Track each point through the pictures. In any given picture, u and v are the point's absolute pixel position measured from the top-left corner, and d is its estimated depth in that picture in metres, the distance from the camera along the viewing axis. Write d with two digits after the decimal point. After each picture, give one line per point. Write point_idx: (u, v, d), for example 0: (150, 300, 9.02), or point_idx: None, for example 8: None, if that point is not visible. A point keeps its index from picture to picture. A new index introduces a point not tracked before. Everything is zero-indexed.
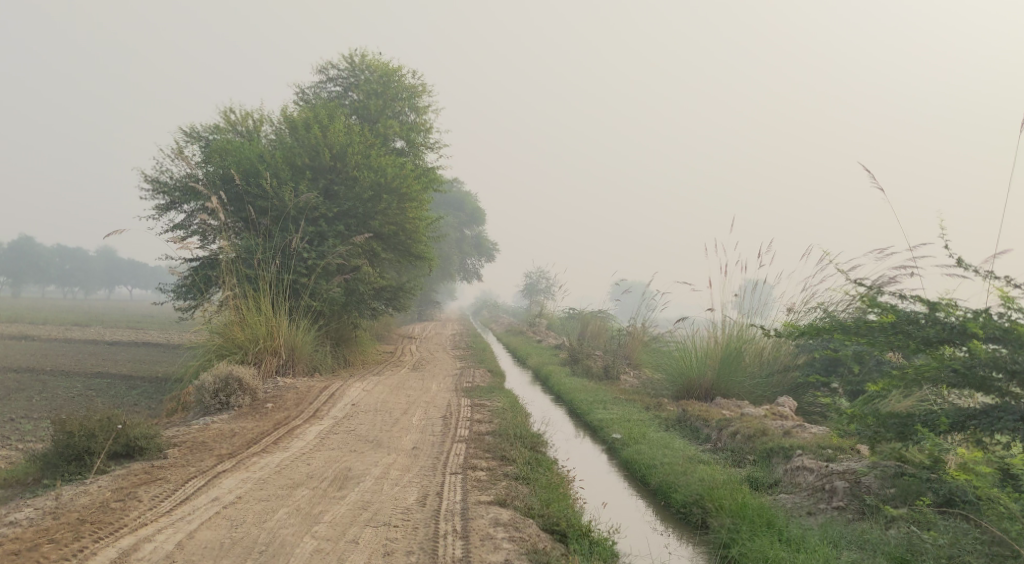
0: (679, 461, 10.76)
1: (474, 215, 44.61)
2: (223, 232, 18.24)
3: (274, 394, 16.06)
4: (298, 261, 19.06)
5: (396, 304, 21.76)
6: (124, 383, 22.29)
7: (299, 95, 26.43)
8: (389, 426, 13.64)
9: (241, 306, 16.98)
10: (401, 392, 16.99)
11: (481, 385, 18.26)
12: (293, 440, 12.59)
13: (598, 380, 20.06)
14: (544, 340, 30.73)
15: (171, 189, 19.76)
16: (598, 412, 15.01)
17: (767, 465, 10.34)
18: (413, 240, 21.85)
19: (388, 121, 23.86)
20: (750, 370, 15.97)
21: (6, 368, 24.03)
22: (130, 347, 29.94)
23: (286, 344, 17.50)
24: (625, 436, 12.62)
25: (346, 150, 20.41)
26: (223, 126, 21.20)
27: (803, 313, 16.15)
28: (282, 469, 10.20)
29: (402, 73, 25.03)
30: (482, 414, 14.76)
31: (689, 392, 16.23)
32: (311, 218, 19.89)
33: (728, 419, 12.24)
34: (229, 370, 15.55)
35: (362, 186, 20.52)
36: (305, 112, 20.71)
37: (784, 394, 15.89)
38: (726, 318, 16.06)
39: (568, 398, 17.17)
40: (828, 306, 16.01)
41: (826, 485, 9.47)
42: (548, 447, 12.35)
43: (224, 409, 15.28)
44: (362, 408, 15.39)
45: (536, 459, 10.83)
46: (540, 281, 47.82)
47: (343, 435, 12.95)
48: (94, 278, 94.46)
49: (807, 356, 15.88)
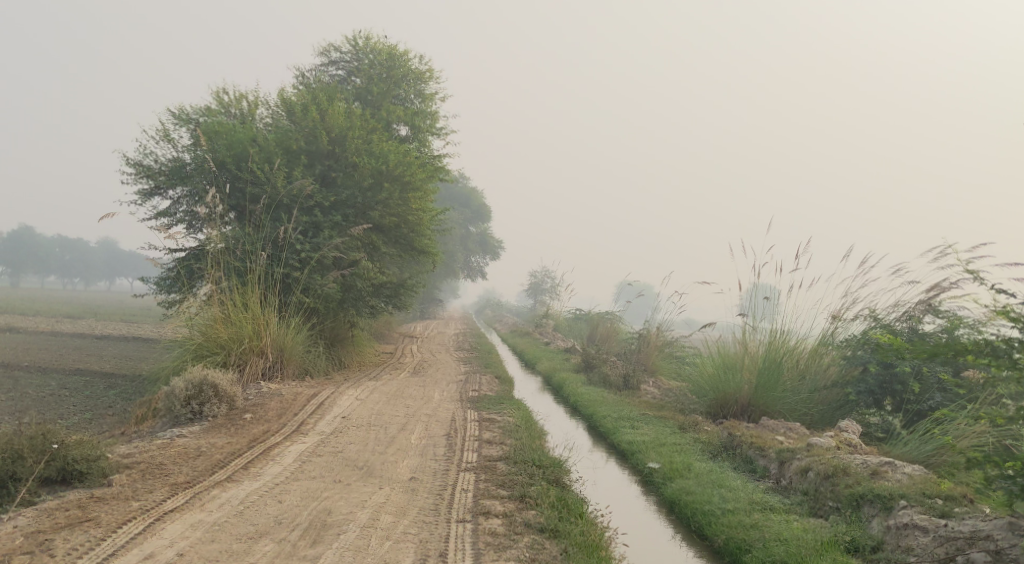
0: (745, 509, 9.04)
1: (480, 212, 42.39)
2: (212, 222, 16.16)
3: (255, 402, 13.98)
4: (290, 254, 17.01)
5: (397, 303, 19.56)
6: (102, 383, 20.15)
7: (298, 79, 24.29)
8: (383, 446, 11.54)
9: (226, 302, 14.93)
10: (399, 402, 14.89)
11: (489, 395, 16.12)
12: (269, 464, 10.53)
13: (615, 390, 17.79)
14: (550, 343, 28.63)
15: (155, 173, 17.51)
16: (626, 433, 12.90)
17: (860, 519, 8.55)
18: (416, 233, 19.73)
19: (390, 106, 21.75)
20: (792, 384, 13.67)
21: None
22: (118, 341, 27.87)
23: (274, 345, 15.38)
24: (666, 467, 10.57)
25: (345, 135, 18.27)
26: (214, 108, 19.11)
27: (848, 320, 13.73)
28: (247, 509, 8.45)
29: (408, 55, 22.89)
30: (492, 433, 12.66)
31: (723, 409, 14.01)
32: (305, 207, 17.76)
33: (790, 450, 10.13)
34: (203, 375, 13.44)
35: (363, 173, 18.39)
36: (304, 94, 18.63)
37: (830, 413, 13.60)
38: (760, 325, 13.73)
39: (587, 414, 15.03)
40: (876, 310, 13.73)
41: (958, 556, 7.72)
42: (571, 480, 10.24)
43: (196, 420, 13.22)
44: (354, 421, 13.31)
45: (564, 502, 8.98)
46: (545, 282, 45.54)
47: (328, 458, 10.89)
48: (94, 271, 92.32)
49: (858, 371, 13.44)
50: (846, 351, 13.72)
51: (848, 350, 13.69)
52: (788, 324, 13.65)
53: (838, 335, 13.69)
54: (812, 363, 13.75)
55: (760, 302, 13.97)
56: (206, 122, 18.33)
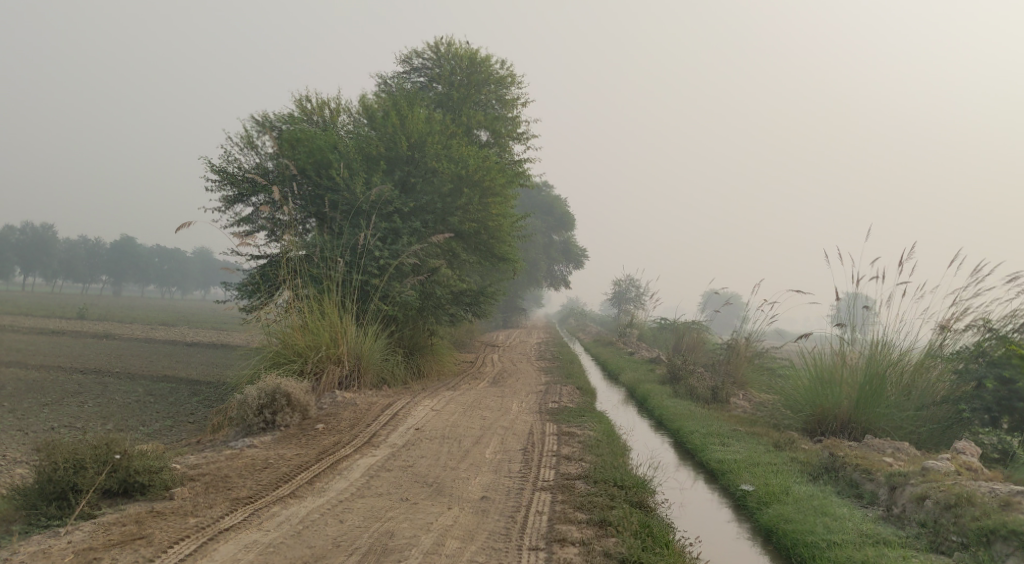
0: (855, 543, 8.42)
1: (563, 220, 41.55)
2: (291, 228, 15.86)
3: (328, 412, 13.51)
4: (369, 260, 16.46)
5: (476, 310, 18.90)
6: (187, 390, 19.99)
7: (381, 86, 23.93)
8: (457, 460, 10.90)
9: (304, 309, 14.51)
10: (476, 414, 14.24)
11: (570, 407, 15.34)
12: (337, 479, 10.00)
13: (704, 404, 16.81)
14: (636, 353, 27.66)
15: (238, 181, 17.27)
16: (717, 451, 12.01)
17: (992, 557, 7.97)
18: (497, 240, 19.06)
19: (470, 111, 21.23)
20: (896, 400, 12.55)
21: (68, 367, 21.97)
22: (207, 348, 27.87)
23: (351, 353, 14.87)
24: (762, 489, 9.71)
25: (424, 140, 17.69)
26: (296, 115, 18.81)
27: (959, 329, 12.50)
28: (305, 530, 8.22)
29: (490, 60, 22.30)
30: (572, 448, 11.92)
31: (820, 426, 12.95)
32: (384, 213, 17.19)
33: (902, 474, 9.26)
34: (276, 384, 12.98)
35: (442, 178, 17.83)
36: (384, 100, 18.17)
37: (939, 433, 12.37)
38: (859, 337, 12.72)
39: (675, 428, 14.14)
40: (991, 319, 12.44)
41: None
42: (656, 502, 9.46)
43: (268, 430, 12.75)
44: (428, 433, 12.71)
45: (648, 529, 8.46)
46: (629, 290, 44.52)
47: (398, 473, 10.30)
48: (188, 280, 94.28)
49: (971, 387, 12.28)
50: (956, 364, 12.55)
51: (959, 363, 12.52)
52: (889, 336, 12.62)
53: (949, 347, 12.60)
54: (918, 378, 12.66)
55: (857, 311, 12.96)
56: (287, 129, 18.05)
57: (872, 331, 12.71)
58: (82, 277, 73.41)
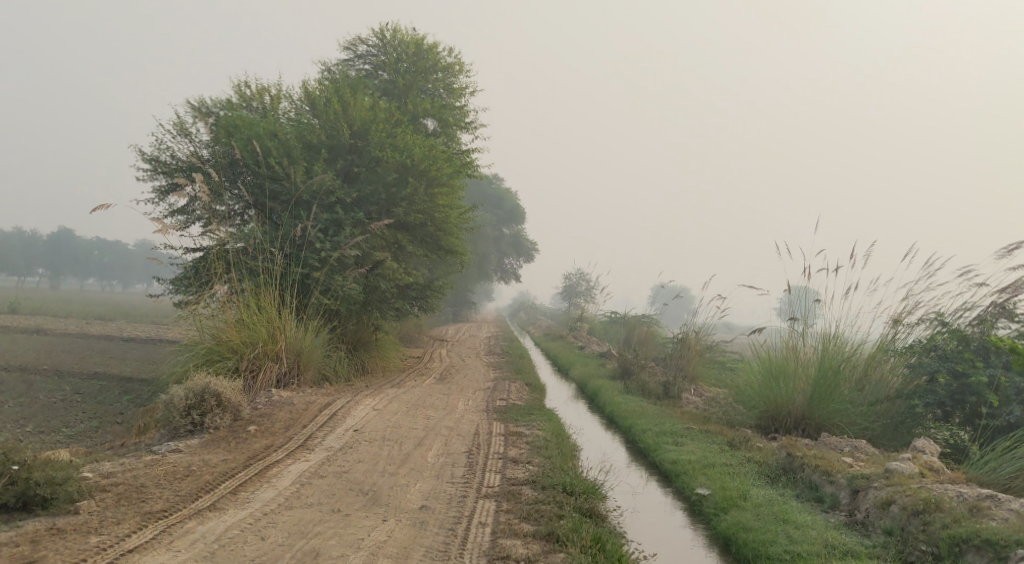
0: (820, 554, 8.01)
1: (513, 213, 40.92)
2: (225, 220, 15.00)
3: (263, 413, 12.71)
4: (309, 252, 15.65)
5: (423, 305, 18.17)
6: (118, 387, 18.98)
7: (324, 73, 23.04)
8: (396, 465, 10.21)
9: (240, 304, 13.64)
10: (419, 413, 13.55)
11: (518, 405, 14.69)
12: (265, 487, 9.27)
13: (656, 400, 16.23)
14: (585, 348, 27.08)
15: (170, 170, 16.36)
16: (670, 451, 11.45)
17: None
18: (443, 231, 18.32)
19: (417, 99, 20.47)
20: (849, 395, 11.99)
21: None
22: (143, 344, 26.71)
23: (290, 349, 14.09)
24: (718, 494, 9.17)
25: (368, 127, 16.91)
26: (234, 101, 17.88)
27: (911, 323, 12.01)
28: (219, 550, 7.59)
29: (437, 47, 21.53)
30: (520, 449, 11.29)
31: (775, 423, 12.41)
32: (326, 203, 16.33)
33: (865, 477, 8.82)
34: (205, 383, 12.15)
35: (386, 168, 17.03)
36: (327, 86, 17.27)
37: (894, 428, 11.78)
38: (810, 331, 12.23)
39: (626, 426, 13.56)
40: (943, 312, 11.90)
41: None
42: (607, 509, 8.87)
43: (197, 433, 11.92)
44: (367, 435, 12.00)
45: (601, 544, 7.92)
46: (580, 284, 44.04)
47: (332, 480, 9.60)
48: (130, 273, 92.07)
49: (925, 380, 11.64)
50: (909, 358, 11.92)
51: (912, 357, 11.88)
52: (840, 329, 12.09)
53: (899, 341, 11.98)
54: (870, 372, 12.03)
55: (811, 305, 12.48)
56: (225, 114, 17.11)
57: (824, 324, 12.22)
58: (18, 270, 71.15)
